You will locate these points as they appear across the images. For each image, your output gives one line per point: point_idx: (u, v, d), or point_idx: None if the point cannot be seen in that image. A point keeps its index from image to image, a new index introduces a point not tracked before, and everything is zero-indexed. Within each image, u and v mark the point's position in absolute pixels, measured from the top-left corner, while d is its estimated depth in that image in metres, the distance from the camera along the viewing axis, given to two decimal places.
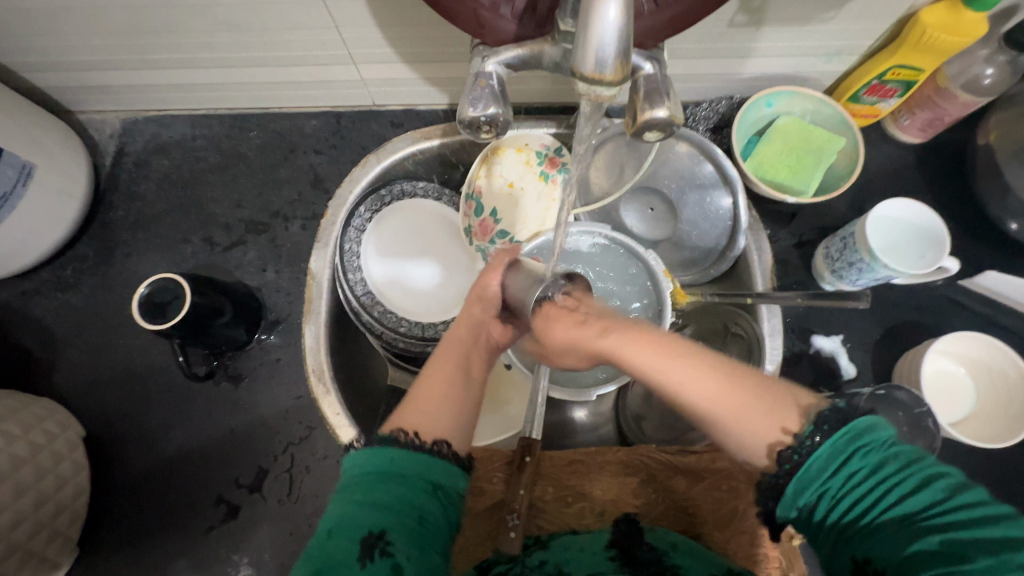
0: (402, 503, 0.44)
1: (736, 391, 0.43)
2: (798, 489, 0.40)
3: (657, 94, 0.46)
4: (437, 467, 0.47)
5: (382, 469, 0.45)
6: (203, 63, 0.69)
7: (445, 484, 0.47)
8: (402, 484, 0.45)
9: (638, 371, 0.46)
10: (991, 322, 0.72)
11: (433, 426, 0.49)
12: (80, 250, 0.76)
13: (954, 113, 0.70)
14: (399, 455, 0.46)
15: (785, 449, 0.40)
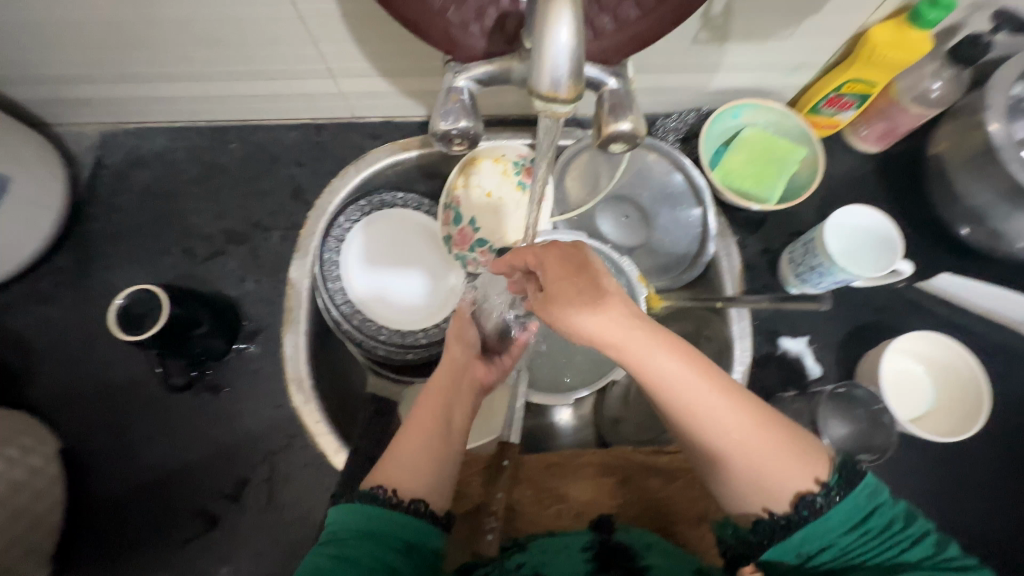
0: (374, 557, 0.46)
1: (769, 441, 0.48)
2: (804, 538, 0.47)
3: (620, 108, 0.49)
4: (409, 524, 0.50)
5: (362, 533, 0.48)
6: (182, 77, 0.70)
7: (418, 542, 0.49)
8: (375, 542, 0.47)
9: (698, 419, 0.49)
10: (947, 322, 0.76)
11: (416, 482, 0.52)
12: (57, 262, 0.76)
13: (907, 124, 0.73)
14: (374, 518, 0.49)
15: (811, 495, 0.47)
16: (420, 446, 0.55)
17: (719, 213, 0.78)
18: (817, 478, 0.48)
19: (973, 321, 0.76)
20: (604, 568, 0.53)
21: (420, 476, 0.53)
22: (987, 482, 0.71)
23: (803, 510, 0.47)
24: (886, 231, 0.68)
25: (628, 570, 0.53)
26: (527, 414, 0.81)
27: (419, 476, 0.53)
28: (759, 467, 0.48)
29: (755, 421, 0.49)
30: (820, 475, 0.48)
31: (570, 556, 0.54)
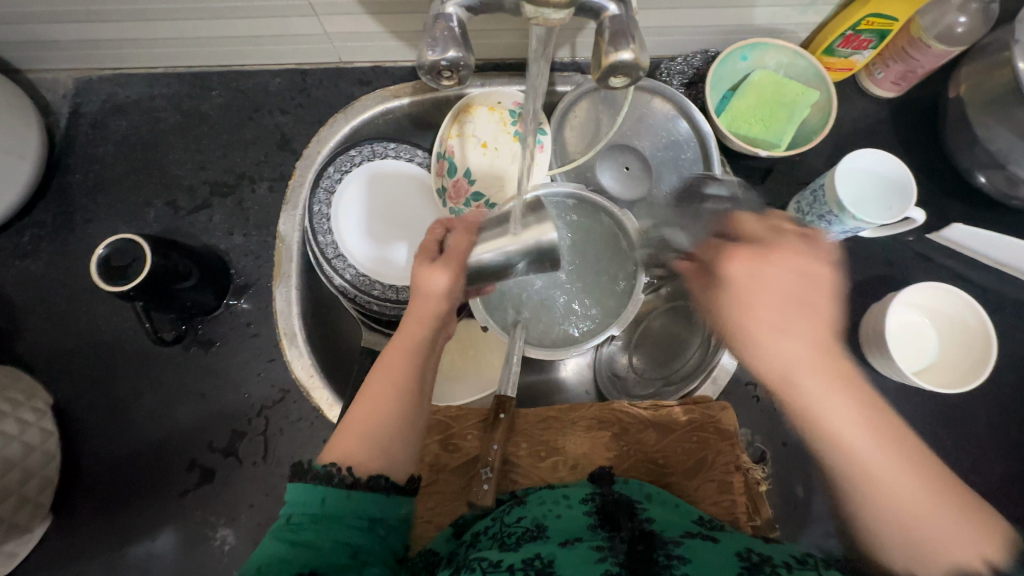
0: (342, 540, 0.43)
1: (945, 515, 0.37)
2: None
3: (622, 36, 0.45)
4: (375, 501, 0.46)
5: (317, 510, 0.44)
6: (155, 15, 0.65)
7: (387, 518, 0.46)
8: (335, 525, 0.43)
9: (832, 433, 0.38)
10: (956, 275, 0.74)
11: (369, 459, 0.47)
12: (38, 216, 0.73)
13: (927, 66, 0.69)
14: (332, 498, 0.44)
15: None
16: (372, 420, 0.49)
17: (723, 162, 0.75)
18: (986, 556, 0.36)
19: (983, 274, 0.74)
20: (606, 523, 0.49)
21: (374, 451, 0.47)
22: (988, 435, 0.70)
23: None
24: (896, 180, 0.66)
25: (633, 528, 0.48)
26: (524, 370, 0.80)
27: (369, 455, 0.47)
28: (916, 528, 0.37)
29: (931, 491, 0.37)
30: (995, 557, 0.35)
31: (569, 506, 0.52)
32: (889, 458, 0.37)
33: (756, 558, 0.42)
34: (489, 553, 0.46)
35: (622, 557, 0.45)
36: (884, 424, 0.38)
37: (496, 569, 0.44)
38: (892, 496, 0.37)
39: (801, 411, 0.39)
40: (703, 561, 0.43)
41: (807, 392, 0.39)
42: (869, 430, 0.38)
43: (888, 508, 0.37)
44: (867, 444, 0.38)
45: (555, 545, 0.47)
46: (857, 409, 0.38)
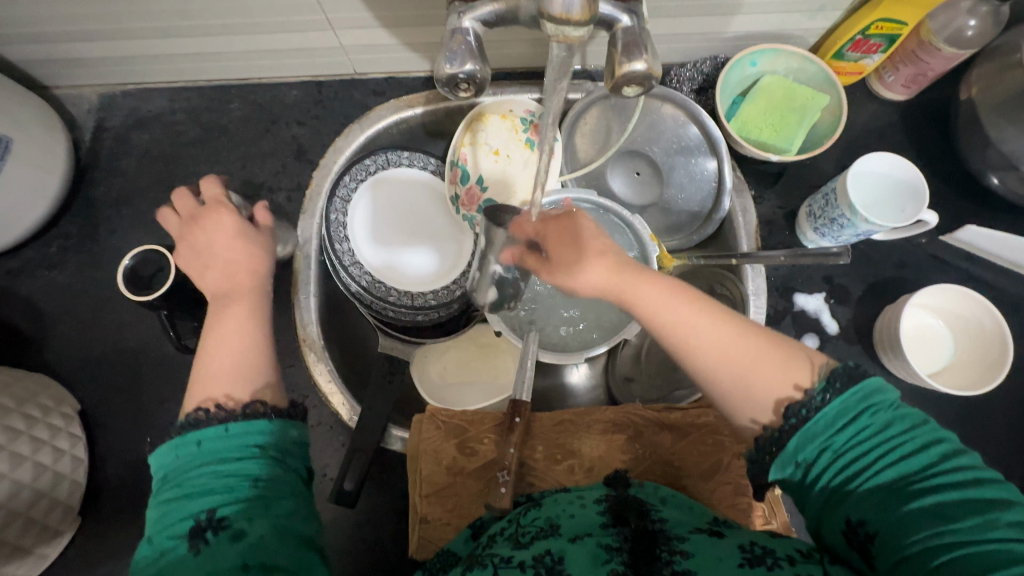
0: (226, 477, 0.43)
1: (756, 348, 0.47)
2: (798, 445, 0.44)
3: (635, 47, 0.46)
4: (254, 427, 0.46)
5: (195, 456, 0.44)
6: (177, 32, 0.67)
7: (270, 440, 0.46)
8: (215, 465, 0.44)
9: (648, 313, 0.51)
10: (970, 276, 0.74)
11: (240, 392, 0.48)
12: (65, 227, 0.76)
13: (937, 68, 0.69)
14: (207, 441, 0.44)
15: (794, 405, 0.45)
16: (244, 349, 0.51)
17: (734, 166, 0.75)
18: (797, 382, 0.45)
19: (998, 276, 0.74)
20: (617, 522, 0.50)
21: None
22: (1005, 437, 0.70)
23: (788, 419, 0.45)
24: (907, 181, 0.67)
25: (641, 527, 0.49)
26: (537, 374, 0.81)
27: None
28: (755, 378, 0.46)
29: (742, 336, 0.47)
30: (803, 380, 0.45)
31: (583, 507, 0.53)
32: (720, 326, 0.48)
33: (759, 551, 0.44)
34: (501, 549, 0.49)
35: (627, 555, 0.46)
36: (709, 306, 0.50)
37: (508, 566, 0.46)
38: (716, 350, 0.47)
39: (672, 327, 0.49)
40: (707, 554, 0.44)
41: (677, 310, 0.50)
42: (697, 309, 0.49)
43: (716, 364, 0.47)
44: (700, 320, 0.48)
45: (565, 540, 0.48)
46: (676, 296, 0.50)
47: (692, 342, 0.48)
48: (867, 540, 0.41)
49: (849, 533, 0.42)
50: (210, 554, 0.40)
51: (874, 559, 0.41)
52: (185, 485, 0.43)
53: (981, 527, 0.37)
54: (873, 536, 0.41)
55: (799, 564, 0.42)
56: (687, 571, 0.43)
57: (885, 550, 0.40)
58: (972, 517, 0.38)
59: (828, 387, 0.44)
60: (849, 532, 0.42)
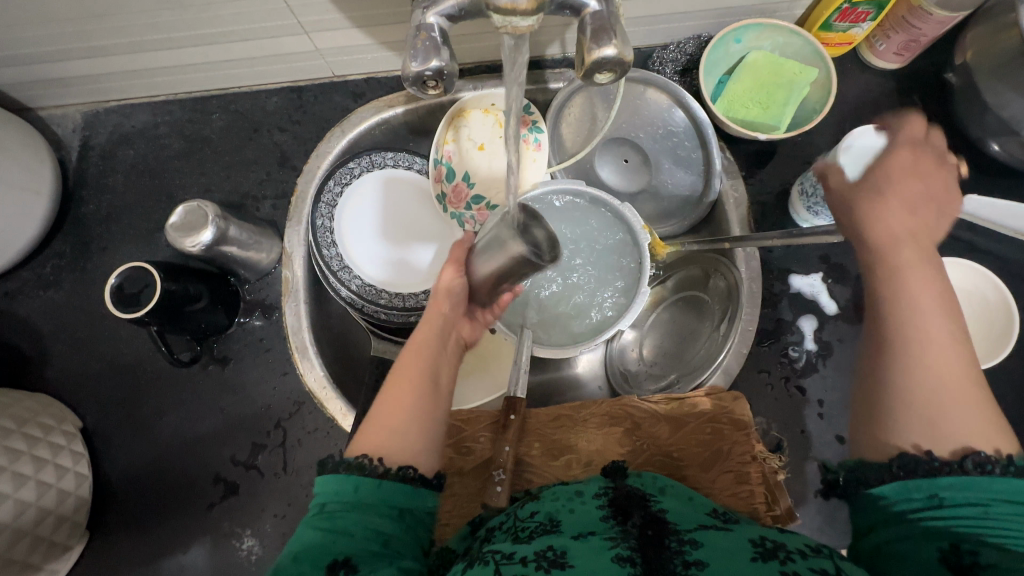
0: (370, 528, 0.42)
1: (963, 369, 0.45)
2: (951, 485, 0.40)
3: (604, 32, 0.44)
4: (400, 490, 0.45)
5: (349, 496, 0.44)
6: (152, 46, 0.67)
7: (414, 506, 0.45)
8: (366, 513, 0.43)
9: (897, 297, 0.48)
10: (973, 248, 0.72)
11: (397, 451, 0.47)
12: (57, 247, 0.76)
13: (930, 34, 0.66)
14: (388, 486, 0.45)
15: (978, 453, 0.41)
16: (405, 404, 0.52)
17: (722, 148, 0.74)
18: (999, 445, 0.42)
19: (1003, 245, 0.72)
20: (619, 516, 0.49)
21: (417, 438, 0.49)
22: (1016, 410, 0.68)
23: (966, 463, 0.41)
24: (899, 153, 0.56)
25: (647, 517, 0.48)
26: (534, 369, 0.81)
27: (412, 445, 0.49)
28: (952, 411, 0.43)
29: (957, 354, 0.45)
30: (1005, 448, 0.42)
31: (583, 502, 0.52)
32: (959, 354, 0.45)
33: (770, 544, 0.43)
34: (503, 545, 0.47)
35: (633, 543, 0.45)
36: (944, 300, 0.47)
37: (511, 561, 0.44)
38: (935, 373, 0.44)
39: (919, 331, 0.46)
40: (716, 547, 0.43)
41: (922, 306, 0.47)
42: (938, 301, 0.47)
43: (939, 382, 0.44)
44: (947, 327, 0.46)
45: (568, 538, 0.46)
46: (934, 297, 0.48)
47: (914, 357, 0.46)
48: (974, 567, 0.37)
49: (948, 556, 0.38)
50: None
51: None
52: (379, 520, 0.43)
53: None
54: (984, 566, 0.37)
55: (811, 557, 0.41)
56: (698, 562, 0.42)
57: None
58: None
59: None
60: (949, 554, 0.39)
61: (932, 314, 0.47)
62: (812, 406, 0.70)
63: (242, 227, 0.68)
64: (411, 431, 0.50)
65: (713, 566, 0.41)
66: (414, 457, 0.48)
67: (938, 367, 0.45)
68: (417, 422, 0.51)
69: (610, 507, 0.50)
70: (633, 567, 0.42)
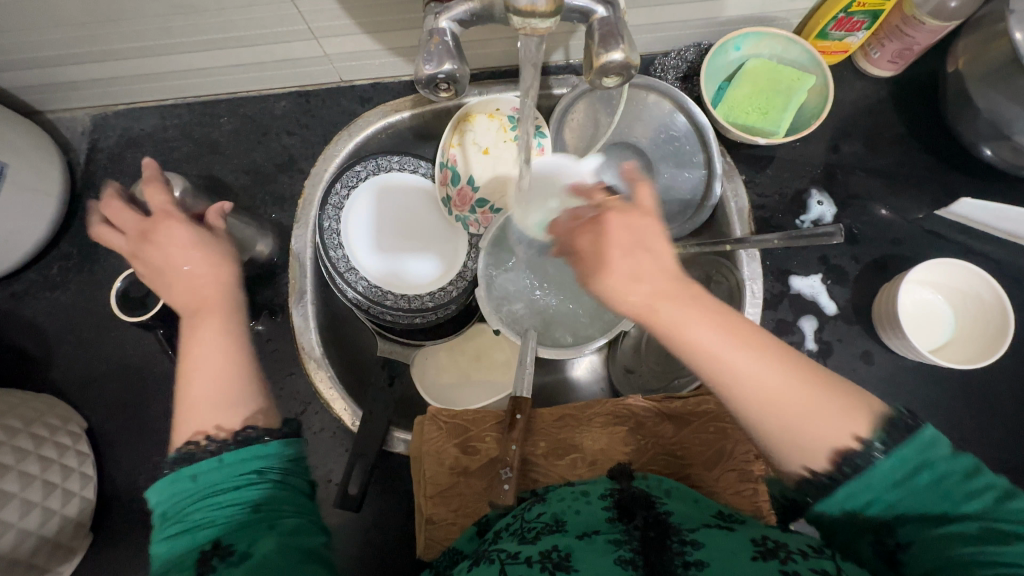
0: (223, 508, 0.47)
1: (802, 391, 0.43)
2: (851, 492, 0.42)
3: (612, 37, 0.46)
4: (245, 456, 0.50)
5: (190, 492, 0.48)
6: (163, 50, 0.68)
7: (266, 467, 0.50)
8: (214, 501, 0.47)
9: (670, 337, 0.45)
10: (967, 250, 0.73)
11: (218, 422, 0.51)
12: (64, 249, 0.76)
13: (923, 42, 0.69)
14: (214, 473, 0.49)
15: (851, 455, 0.42)
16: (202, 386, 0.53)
17: (723, 152, 0.75)
18: (857, 433, 0.42)
19: (996, 247, 0.74)
20: (623, 516, 0.49)
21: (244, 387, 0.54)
22: (1012, 409, 0.70)
23: (846, 469, 0.42)
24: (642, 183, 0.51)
25: (649, 519, 0.48)
26: (538, 371, 0.82)
27: (238, 393, 0.53)
28: (806, 425, 0.43)
29: (781, 360, 0.44)
30: (863, 431, 0.42)
31: (588, 503, 0.52)
32: (774, 367, 0.43)
33: (771, 543, 0.43)
34: (508, 546, 0.47)
35: (637, 545, 0.45)
36: (769, 344, 0.44)
37: (516, 561, 0.44)
38: (762, 398, 0.43)
39: (712, 359, 0.44)
40: (717, 545, 0.44)
41: (684, 321, 0.45)
42: (721, 322, 0.45)
43: (764, 406, 0.43)
44: (749, 355, 0.44)
45: (574, 537, 0.47)
46: (705, 318, 0.45)
47: (738, 385, 0.44)
48: (897, 549, 0.42)
49: (879, 547, 0.43)
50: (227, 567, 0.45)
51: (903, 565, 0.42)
52: (242, 494, 0.48)
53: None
54: (905, 546, 0.42)
55: (812, 557, 0.42)
56: (698, 562, 0.42)
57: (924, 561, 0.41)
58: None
59: (888, 436, 0.42)
60: (878, 545, 0.43)
61: (714, 325, 0.45)
62: None
63: (236, 228, 0.70)
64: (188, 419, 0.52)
65: (713, 566, 0.41)
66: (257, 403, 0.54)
67: (744, 384, 0.43)
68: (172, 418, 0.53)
69: (614, 507, 0.51)
70: (635, 570, 0.43)
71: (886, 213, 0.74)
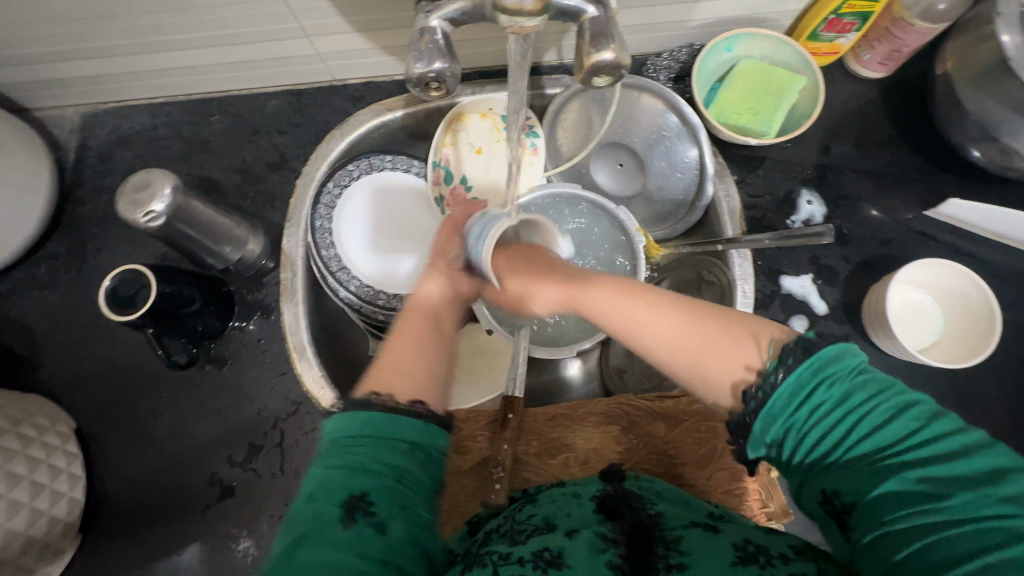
0: (382, 463, 0.45)
1: (700, 331, 0.51)
2: (763, 427, 0.46)
3: (602, 36, 0.46)
4: (414, 425, 0.48)
5: (365, 432, 0.47)
6: (153, 48, 0.68)
7: (425, 443, 0.48)
8: (380, 448, 0.46)
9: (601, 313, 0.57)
10: (956, 250, 0.74)
11: (412, 389, 0.52)
12: (52, 248, 0.76)
13: (912, 44, 0.69)
14: (401, 420, 0.48)
15: (750, 387, 0.47)
16: (420, 359, 0.57)
17: (715, 152, 0.76)
18: (751, 363, 0.48)
19: (984, 247, 0.74)
20: (612, 516, 0.49)
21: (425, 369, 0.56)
22: (1000, 408, 0.70)
23: (749, 402, 0.47)
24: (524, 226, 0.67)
25: (635, 522, 0.48)
26: (530, 370, 0.82)
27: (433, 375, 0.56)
28: (709, 362, 0.49)
29: (687, 321, 0.52)
30: (755, 361, 0.47)
31: (580, 505, 0.51)
32: (669, 322, 0.52)
33: (751, 548, 0.43)
34: (500, 546, 0.47)
35: (623, 546, 0.45)
36: (652, 298, 0.54)
37: (508, 563, 0.44)
38: (660, 342, 0.52)
39: (618, 326, 0.55)
40: (702, 547, 0.44)
41: (625, 313, 0.55)
42: (643, 299, 0.55)
43: (671, 355, 0.52)
44: (640, 308, 0.54)
45: (562, 536, 0.47)
46: (621, 298, 0.56)
47: (641, 339, 0.53)
48: (844, 511, 0.42)
49: (825, 504, 0.43)
50: (357, 536, 0.41)
51: (851, 531, 0.41)
52: (393, 457, 0.46)
53: (972, 504, 0.37)
54: (849, 507, 0.41)
55: (792, 560, 0.42)
56: (680, 564, 0.43)
57: (863, 522, 0.40)
58: (959, 493, 0.38)
59: (780, 364, 0.46)
60: (824, 504, 0.43)
61: (627, 306, 0.55)
62: None
63: (223, 224, 0.68)
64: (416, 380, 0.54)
65: (695, 569, 0.42)
66: (428, 391, 0.53)
67: (652, 341, 0.53)
68: (432, 368, 0.57)
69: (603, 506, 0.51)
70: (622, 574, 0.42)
71: (877, 213, 0.75)
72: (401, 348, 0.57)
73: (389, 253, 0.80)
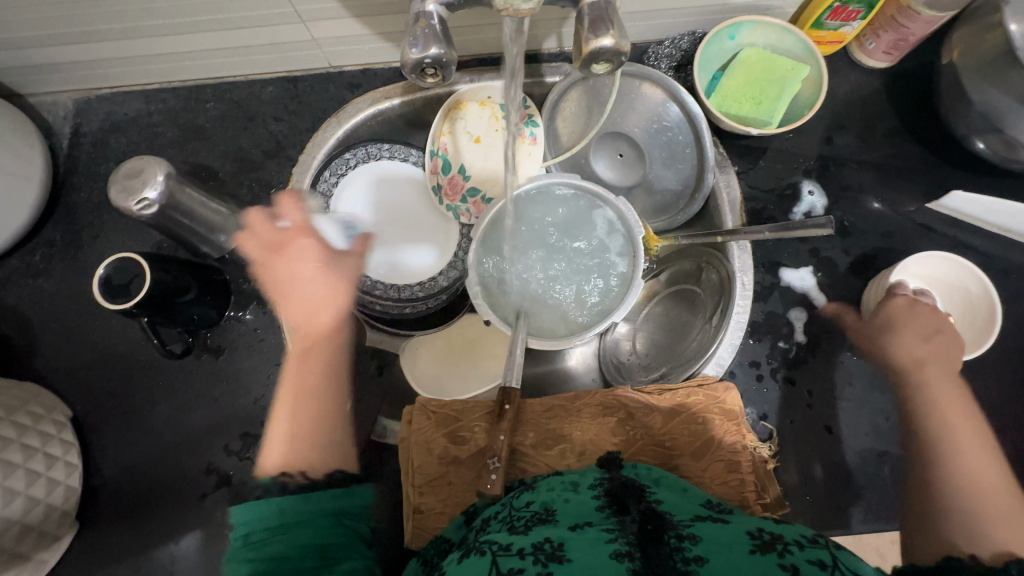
0: (300, 544, 0.45)
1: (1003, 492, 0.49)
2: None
3: (602, 23, 0.45)
4: (330, 495, 0.49)
5: (275, 519, 0.46)
6: (145, 33, 0.67)
7: (345, 512, 0.49)
8: (300, 529, 0.46)
9: (936, 412, 0.55)
10: (958, 243, 0.73)
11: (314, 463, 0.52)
12: (47, 236, 0.75)
13: (918, 33, 0.68)
14: (315, 498, 0.48)
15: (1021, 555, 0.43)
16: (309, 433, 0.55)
17: (716, 142, 0.75)
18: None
19: (986, 240, 0.74)
20: (617, 509, 0.49)
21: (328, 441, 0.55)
22: (998, 402, 0.70)
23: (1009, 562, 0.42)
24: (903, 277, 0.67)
25: (644, 511, 0.48)
26: (528, 361, 0.81)
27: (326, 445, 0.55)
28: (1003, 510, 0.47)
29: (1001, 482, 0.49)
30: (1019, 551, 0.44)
31: (577, 491, 0.52)
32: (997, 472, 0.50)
33: (767, 536, 0.43)
34: (499, 537, 0.46)
35: (632, 536, 0.45)
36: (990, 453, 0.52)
37: (508, 554, 0.43)
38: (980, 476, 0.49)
39: (951, 443, 0.52)
40: (715, 540, 0.44)
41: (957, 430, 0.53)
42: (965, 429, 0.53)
43: (978, 492, 0.48)
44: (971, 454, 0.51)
45: (564, 528, 0.46)
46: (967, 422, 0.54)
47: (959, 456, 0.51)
48: None
49: None
50: None
51: None
52: (313, 534, 0.46)
53: None
54: None
55: (807, 546, 0.42)
56: (698, 558, 0.41)
57: None
58: None
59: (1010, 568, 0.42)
60: None
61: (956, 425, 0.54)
62: (800, 397, 0.71)
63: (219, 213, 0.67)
64: (334, 430, 0.57)
65: (713, 562, 0.41)
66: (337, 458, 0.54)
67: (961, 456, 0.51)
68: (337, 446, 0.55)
69: (603, 497, 0.51)
70: (632, 562, 0.42)
71: (878, 206, 0.74)
72: (314, 409, 0.57)
73: (388, 244, 0.80)
